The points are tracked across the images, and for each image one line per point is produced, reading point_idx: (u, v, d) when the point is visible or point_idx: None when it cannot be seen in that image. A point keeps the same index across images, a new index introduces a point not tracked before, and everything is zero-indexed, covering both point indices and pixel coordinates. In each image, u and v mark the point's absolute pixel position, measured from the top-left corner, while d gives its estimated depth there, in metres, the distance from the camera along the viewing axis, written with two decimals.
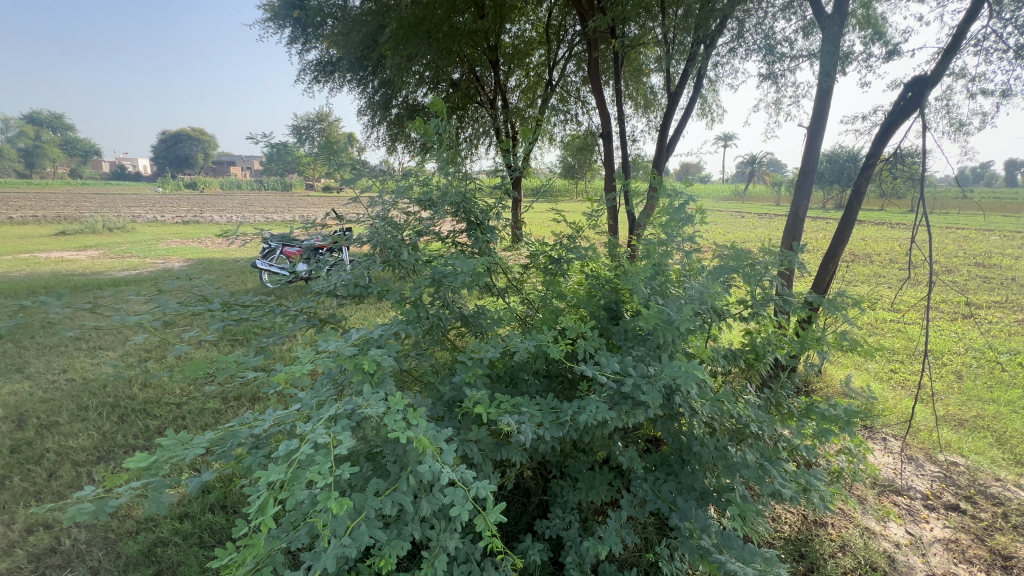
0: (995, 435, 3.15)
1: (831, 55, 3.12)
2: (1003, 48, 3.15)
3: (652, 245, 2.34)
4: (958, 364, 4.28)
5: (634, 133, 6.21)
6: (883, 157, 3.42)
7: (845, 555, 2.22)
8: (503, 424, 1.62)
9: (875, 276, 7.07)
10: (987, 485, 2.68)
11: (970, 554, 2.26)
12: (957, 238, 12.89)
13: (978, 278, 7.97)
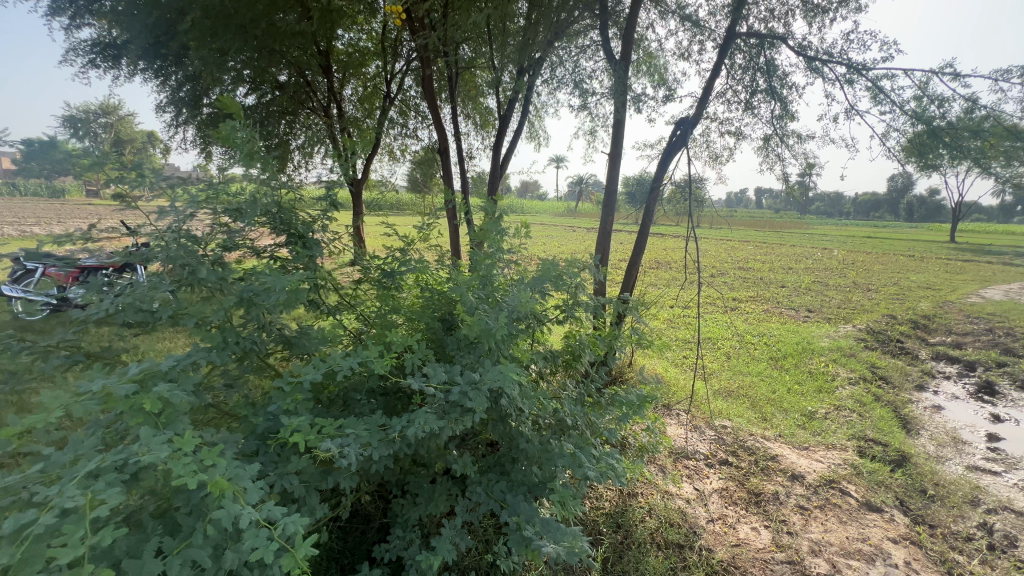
0: (750, 399, 4.05)
1: (621, 93, 3.69)
2: (738, 100, 4.12)
3: (479, 258, 2.45)
4: (727, 347, 5.40)
5: (471, 150, 6.46)
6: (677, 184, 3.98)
7: (650, 517, 2.61)
8: (324, 450, 1.53)
9: (672, 279, 8.52)
10: (745, 440, 3.42)
11: (736, 498, 2.84)
12: (727, 248, 16.34)
13: (740, 279, 10.20)
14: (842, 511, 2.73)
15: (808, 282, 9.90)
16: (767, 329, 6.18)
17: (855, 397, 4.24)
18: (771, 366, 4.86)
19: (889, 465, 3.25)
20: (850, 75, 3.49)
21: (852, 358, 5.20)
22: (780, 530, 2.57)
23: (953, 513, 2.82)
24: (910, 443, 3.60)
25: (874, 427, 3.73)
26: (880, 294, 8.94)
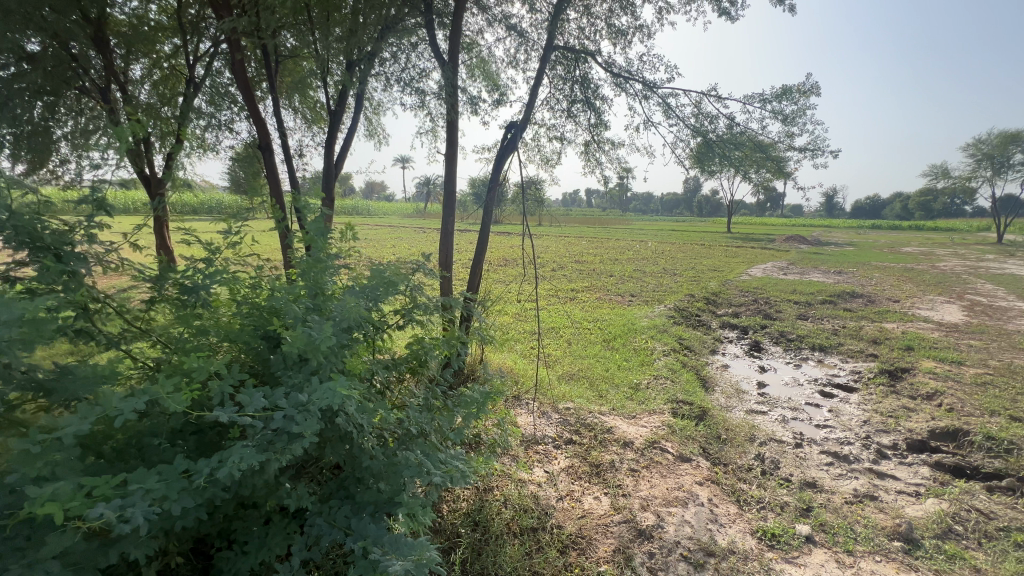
0: (588, 380, 4.47)
1: (452, 93, 3.71)
2: (561, 108, 4.48)
3: (304, 265, 2.20)
4: (568, 334, 5.88)
5: (301, 147, 5.87)
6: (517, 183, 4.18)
7: (506, 508, 2.68)
8: (96, 519, 1.20)
9: (519, 276, 9.00)
10: (586, 418, 3.75)
11: (580, 473, 3.09)
12: (565, 244, 17.92)
13: (576, 271, 11.24)
14: (663, 467, 3.17)
15: (630, 271, 11.38)
16: (600, 315, 6.92)
17: (669, 366, 4.99)
18: (604, 347, 5.44)
19: (695, 420, 3.89)
20: (646, 92, 4.06)
21: (664, 334, 6.12)
22: (617, 494, 2.87)
23: (738, 451, 3.49)
24: (708, 399, 4.36)
25: (682, 390, 4.43)
26: (683, 277, 10.72)
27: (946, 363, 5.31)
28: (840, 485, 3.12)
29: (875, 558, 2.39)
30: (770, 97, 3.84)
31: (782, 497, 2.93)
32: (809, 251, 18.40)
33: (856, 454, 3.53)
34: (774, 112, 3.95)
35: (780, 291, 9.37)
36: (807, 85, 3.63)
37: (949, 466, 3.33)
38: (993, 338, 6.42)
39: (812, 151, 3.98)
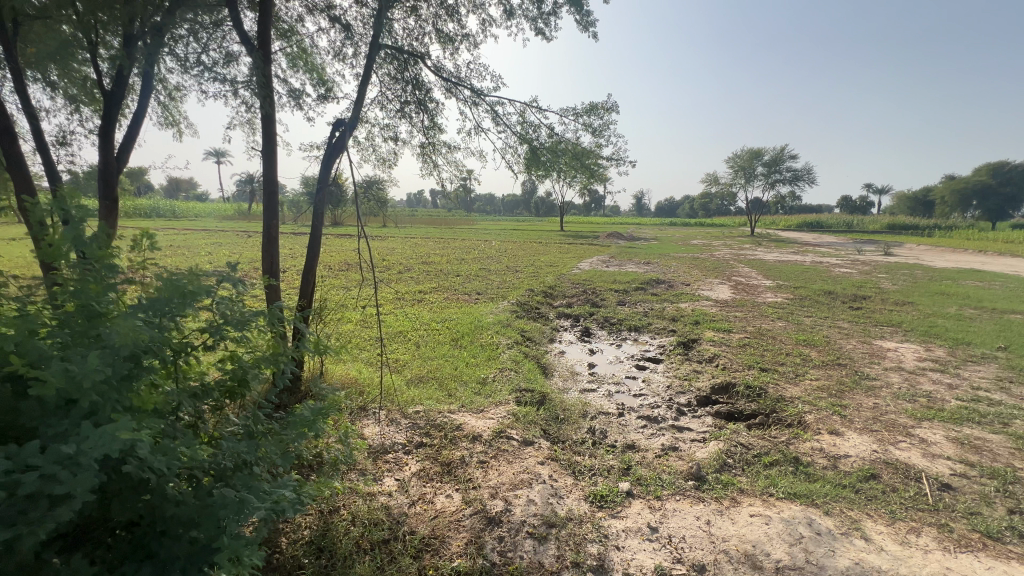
0: (437, 381, 4.49)
1: (265, 83, 3.35)
2: (393, 108, 4.38)
3: (64, 283, 1.75)
4: (416, 336, 5.83)
5: (64, 134, 4.66)
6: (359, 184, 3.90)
7: (354, 526, 2.55)
8: None
9: (362, 280, 8.59)
10: (435, 419, 3.76)
11: (432, 474, 3.10)
12: (411, 245, 17.71)
13: (423, 272, 11.17)
14: (509, 453, 3.36)
15: (476, 270, 11.76)
16: (448, 314, 7.00)
17: (513, 358, 5.31)
18: (452, 346, 5.52)
19: (536, 405, 4.21)
20: (475, 98, 4.23)
21: (508, 328, 6.48)
22: (467, 488, 2.95)
23: (573, 428, 3.89)
24: (547, 384, 4.77)
25: (525, 379, 4.76)
26: (524, 273, 11.48)
27: (721, 332, 6.68)
28: (651, 442, 3.71)
29: (676, 497, 2.90)
30: (581, 111, 4.34)
31: (608, 462, 3.36)
32: (625, 246, 21.36)
33: (662, 415, 4.23)
34: (585, 125, 4.47)
35: (604, 282, 10.68)
36: (608, 103, 4.20)
37: (724, 413, 4.21)
38: (750, 309, 8.30)
39: (617, 159, 4.62)
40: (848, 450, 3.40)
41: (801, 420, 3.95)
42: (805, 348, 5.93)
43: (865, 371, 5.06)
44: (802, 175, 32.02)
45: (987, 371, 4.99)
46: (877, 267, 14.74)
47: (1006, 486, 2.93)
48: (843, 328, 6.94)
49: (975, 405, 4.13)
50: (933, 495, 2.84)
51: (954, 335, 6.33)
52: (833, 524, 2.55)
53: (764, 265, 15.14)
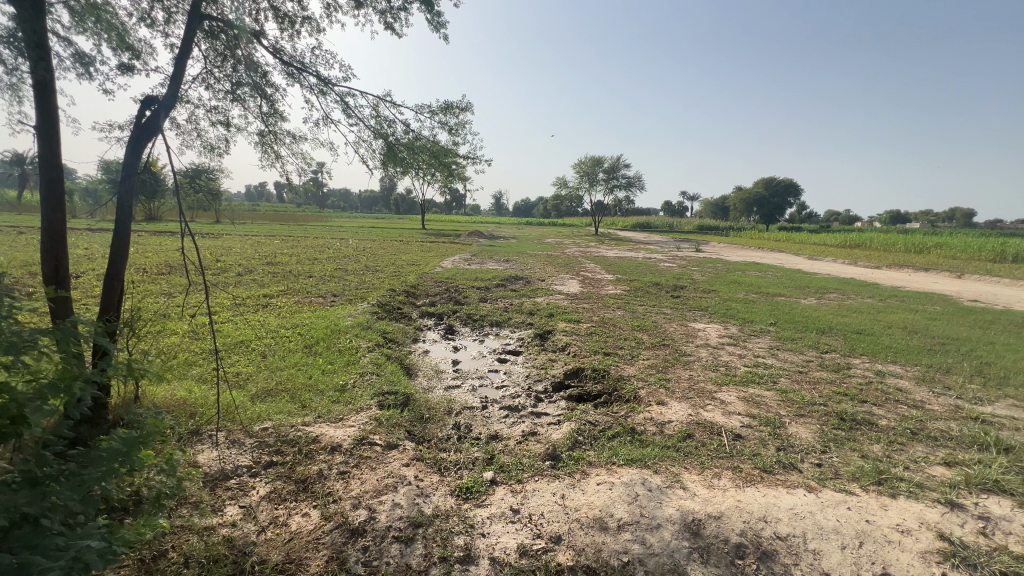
0: (289, 393, 4.10)
1: (36, 43, 2.68)
2: (223, 89, 3.87)
3: None
4: (262, 345, 5.24)
5: None
6: (182, 173, 3.34)
7: (188, 568, 2.21)
8: None
9: (189, 286, 7.39)
10: (287, 434, 3.44)
11: (284, 494, 2.83)
12: (253, 244, 15.79)
13: (268, 274, 10.03)
14: (372, 460, 3.24)
15: (331, 270, 10.98)
16: (299, 319, 6.42)
17: (374, 361, 5.11)
18: (305, 354, 5.09)
19: (400, 407, 4.12)
20: (322, 87, 3.95)
21: (369, 330, 6.21)
22: (326, 503, 2.77)
23: (438, 426, 3.91)
24: (412, 384, 4.70)
25: (388, 381, 4.62)
26: (384, 273, 11.08)
27: (572, 323, 7.33)
28: (513, 431, 3.92)
29: (535, 479, 3.12)
30: (437, 110, 4.37)
31: (472, 454, 3.46)
32: (485, 244, 21.98)
33: (523, 403, 4.50)
34: (442, 124, 4.50)
35: (466, 279, 10.88)
36: (462, 105, 4.30)
37: (575, 396, 4.65)
38: (595, 301, 9.25)
39: (474, 160, 4.76)
40: (671, 416, 4.03)
41: (636, 395, 4.56)
42: (639, 333, 6.84)
43: (683, 349, 6.05)
44: (634, 182, 36.60)
45: (763, 342, 6.35)
46: (690, 261, 17.63)
47: (775, 429, 3.79)
48: (667, 314, 8.16)
49: (756, 370, 5.23)
50: (729, 444, 3.54)
51: (743, 316, 7.91)
52: (660, 480, 3.01)
53: (606, 261, 16.97)
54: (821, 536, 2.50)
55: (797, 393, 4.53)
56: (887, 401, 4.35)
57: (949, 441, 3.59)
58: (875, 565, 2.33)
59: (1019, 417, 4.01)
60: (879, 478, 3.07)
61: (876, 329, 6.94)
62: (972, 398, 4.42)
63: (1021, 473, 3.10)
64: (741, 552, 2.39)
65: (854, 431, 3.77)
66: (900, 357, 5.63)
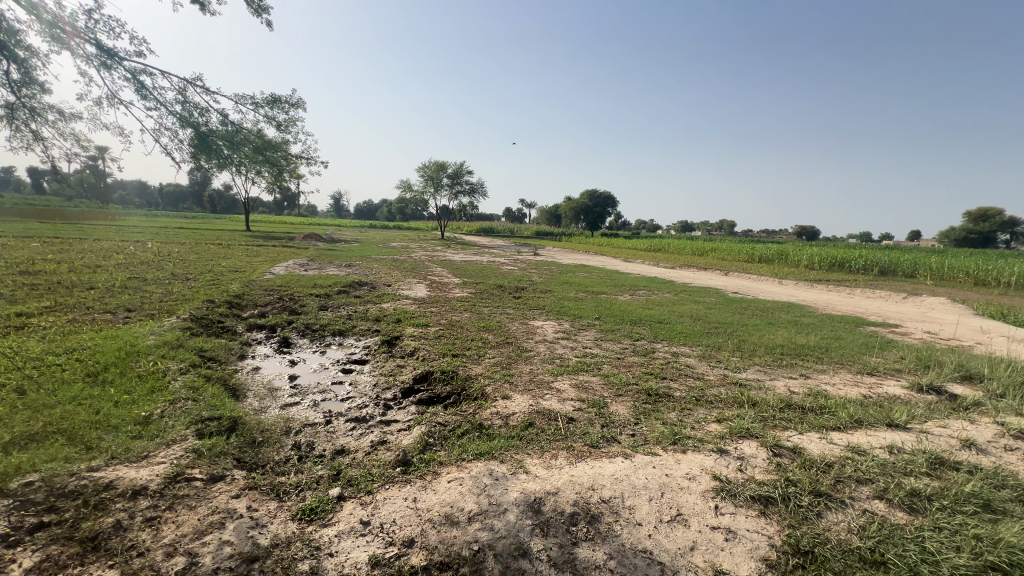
0: (65, 434, 3.27)
1: None
2: None
3: None
4: (18, 379, 4.06)
5: None
6: None
7: None
8: None
9: None
10: (65, 485, 2.75)
11: (65, 560, 2.27)
12: None
13: (22, 286, 7.76)
14: (191, 497, 2.80)
15: (121, 280, 8.99)
16: (76, 342, 5.13)
17: (189, 384, 4.38)
18: (88, 384, 4.11)
19: (225, 434, 3.63)
20: (106, 60, 3.29)
21: (179, 349, 5.29)
22: (129, 558, 2.32)
23: (274, 449, 3.56)
24: (239, 407, 4.17)
25: (208, 406, 4.02)
26: (198, 282, 9.52)
27: (420, 328, 7.32)
28: (361, 442, 3.79)
29: (386, 487, 3.08)
30: (262, 101, 3.98)
31: (316, 473, 3.24)
32: (325, 248, 20.41)
33: (371, 413, 4.36)
34: (268, 117, 4.12)
35: (302, 286, 9.98)
36: (292, 99, 4.00)
37: (425, 399, 4.68)
38: (442, 305, 9.37)
39: (307, 158, 4.44)
40: (515, 408, 4.35)
41: (483, 392, 4.79)
42: (485, 333, 7.16)
43: (525, 346, 6.54)
44: (477, 188, 37.91)
45: (590, 335, 7.26)
46: (530, 264, 19.03)
47: (600, 409, 4.38)
48: (509, 314, 8.70)
49: (585, 359, 5.95)
50: (564, 427, 3.98)
51: (574, 312, 8.91)
52: (506, 469, 3.25)
53: (453, 265, 17.28)
54: (634, 493, 3.00)
55: (616, 376, 5.31)
56: (679, 375, 5.39)
57: (719, 402, 4.61)
58: (672, 509, 2.89)
59: (761, 378, 5.35)
60: (674, 438, 3.79)
61: (672, 318, 8.47)
62: (733, 367, 5.73)
63: (762, 420, 4.16)
64: (574, 519, 2.74)
65: (657, 402, 4.59)
66: (689, 340, 7.01)
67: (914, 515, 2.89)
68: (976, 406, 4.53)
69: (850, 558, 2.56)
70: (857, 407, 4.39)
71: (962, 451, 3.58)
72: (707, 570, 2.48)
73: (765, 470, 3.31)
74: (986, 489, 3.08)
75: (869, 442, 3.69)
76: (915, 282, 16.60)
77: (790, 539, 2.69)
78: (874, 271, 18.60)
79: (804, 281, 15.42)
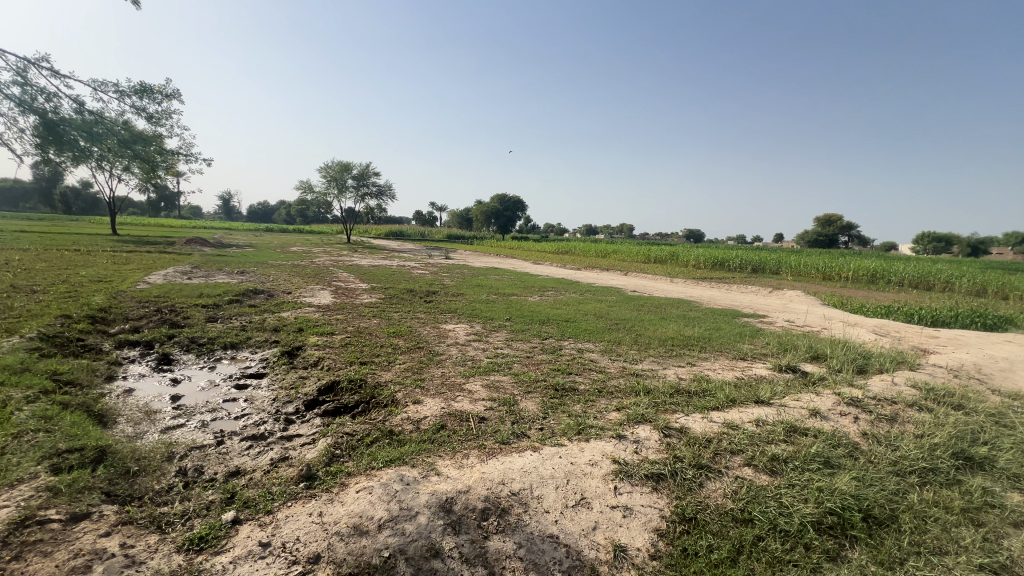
0: None
1: None
2: None
3: None
4: None
5: None
6: None
7: None
8: None
9: None
10: None
11: None
12: None
13: None
14: (46, 541, 2.41)
15: None
16: None
17: (40, 414, 3.75)
18: None
19: (90, 467, 3.17)
20: None
21: (25, 373, 4.49)
22: None
23: (154, 478, 3.19)
24: (108, 435, 3.66)
25: (66, 436, 3.48)
26: (49, 294, 8.15)
27: (324, 336, 6.95)
28: (259, 461, 3.53)
29: (288, 505, 2.91)
30: (128, 91, 3.56)
31: (206, 499, 2.97)
32: (213, 254, 18.48)
33: (270, 430, 4.07)
34: (137, 108, 3.69)
35: (185, 296, 8.98)
36: (166, 90, 3.63)
37: (331, 410, 4.48)
38: (349, 311, 8.99)
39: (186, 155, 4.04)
40: (426, 412, 4.33)
41: (393, 398, 4.71)
42: (395, 339, 7.01)
43: (436, 350, 6.52)
44: (384, 191, 36.77)
45: (501, 336, 7.43)
46: (441, 268, 18.90)
47: (510, 407, 4.52)
48: (420, 319, 8.58)
49: (496, 360, 6.08)
50: (475, 427, 4.05)
51: (486, 314, 9.05)
52: (417, 473, 3.24)
53: (360, 270, 16.59)
54: (542, 483, 3.15)
55: (526, 374, 5.50)
56: (584, 370, 5.73)
57: (619, 392, 4.99)
58: (576, 494, 3.08)
59: (655, 368, 5.87)
60: (578, 429, 4.04)
61: (578, 317, 8.95)
62: (631, 359, 6.22)
63: (655, 405, 4.59)
64: (486, 514, 2.82)
65: (563, 397, 4.84)
66: (592, 336, 7.46)
67: (774, 476, 3.39)
68: (820, 381, 5.39)
69: (725, 520, 2.93)
70: (732, 388, 5.01)
71: (810, 419, 4.26)
72: (607, 546, 2.70)
73: (657, 450, 3.66)
74: (826, 449, 3.69)
75: (741, 417, 4.24)
76: (779, 278, 19.19)
77: (677, 509, 3.01)
78: (747, 269, 21.17)
79: (691, 279, 17.10)
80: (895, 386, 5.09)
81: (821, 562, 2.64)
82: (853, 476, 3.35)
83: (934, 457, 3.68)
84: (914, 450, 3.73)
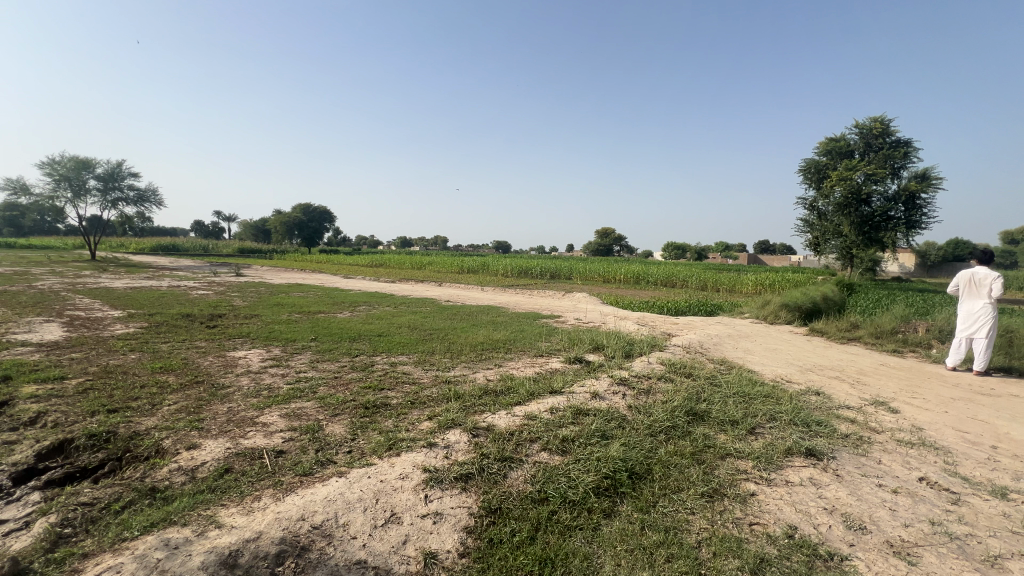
0: None
1: None
2: None
3: None
4: None
5: None
6: None
7: None
8: None
9: None
10: None
11: None
12: None
13: None
14: None
15: None
16: None
17: None
18: None
19: None
20: None
21: None
22: None
23: None
24: None
25: None
26: None
27: (47, 383, 5.26)
28: None
29: None
30: None
31: None
32: None
33: None
34: None
35: None
36: None
37: (57, 479, 3.41)
38: (90, 347, 7.00)
39: None
40: (205, 457, 3.67)
41: (159, 448, 3.85)
42: (162, 375, 5.74)
43: (221, 382, 5.57)
44: (147, 196, 30.00)
45: (305, 358, 6.79)
46: (230, 287, 16.26)
47: (313, 434, 4.15)
48: (199, 348, 7.23)
49: (298, 385, 5.52)
50: (270, 463, 3.60)
51: (286, 336, 8.13)
52: (191, 531, 2.72)
53: (110, 294, 13.10)
54: (348, 509, 2.97)
55: (333, 396, 5.13)
56: (396, 384, 5.64)
57: (431, 401, 5.05)
58: (386, 512, 3.00)
59: (466, 373, 6.13)
60: (389, 444, 3.94)
61: (391, 330, 8.77)
62: (444, 367, 6.38)
63: (465, 409, 4.78)
64: (281, 558, 2.53)
65: (374, 414, 4.67)
66: (407, 349, 7.39)
67: (564, 455, 3.88)
68: (599, 367, 6.40)
69: (525, 503, 3.23)
70: (532, 382, 5.56)
71: (592, 400, 5.01)
72: (418, 557, 2.69)
73: (466, 452, 3.82)
74: (603, 424, 4.40)
75: (539, 408, 4.74)
76: (571, 282, 22.15)
77: (484, 503, 3.19)
78: (546, 276, 23.89)
79: (499, 287, 18.44)
80: (650, 365, 6.37)
81: (600, 519, 3.12)
82: (622, 443, 4.07)
83: (674, 416, 4.72)
84: (661, 413, 4.73)
